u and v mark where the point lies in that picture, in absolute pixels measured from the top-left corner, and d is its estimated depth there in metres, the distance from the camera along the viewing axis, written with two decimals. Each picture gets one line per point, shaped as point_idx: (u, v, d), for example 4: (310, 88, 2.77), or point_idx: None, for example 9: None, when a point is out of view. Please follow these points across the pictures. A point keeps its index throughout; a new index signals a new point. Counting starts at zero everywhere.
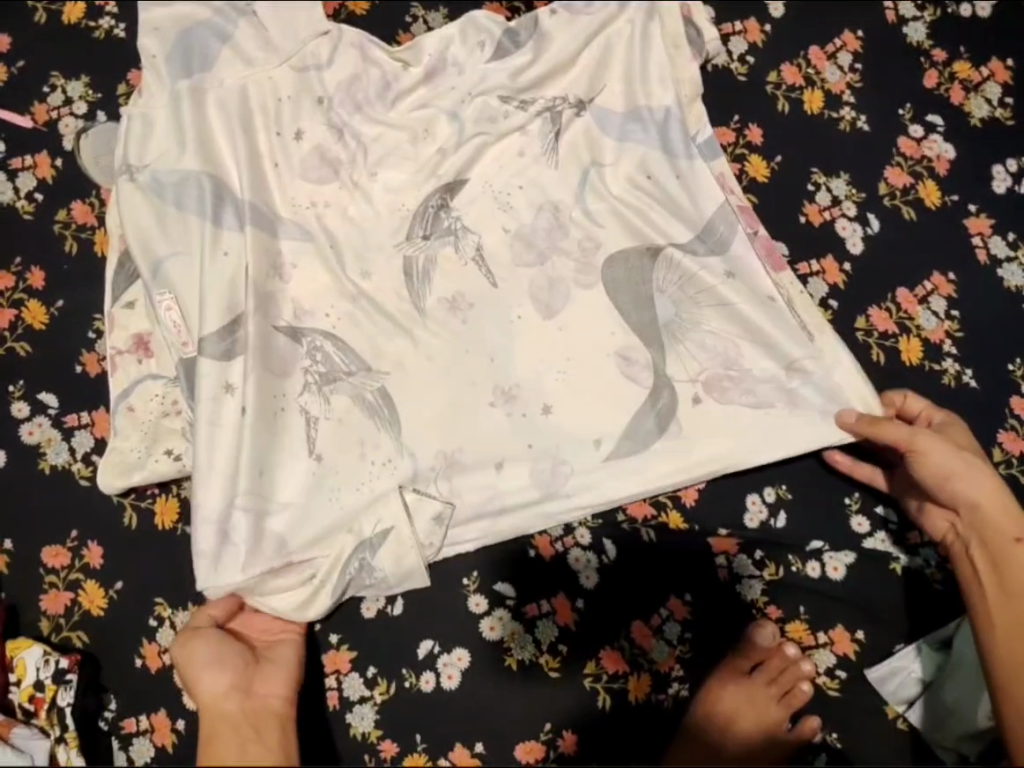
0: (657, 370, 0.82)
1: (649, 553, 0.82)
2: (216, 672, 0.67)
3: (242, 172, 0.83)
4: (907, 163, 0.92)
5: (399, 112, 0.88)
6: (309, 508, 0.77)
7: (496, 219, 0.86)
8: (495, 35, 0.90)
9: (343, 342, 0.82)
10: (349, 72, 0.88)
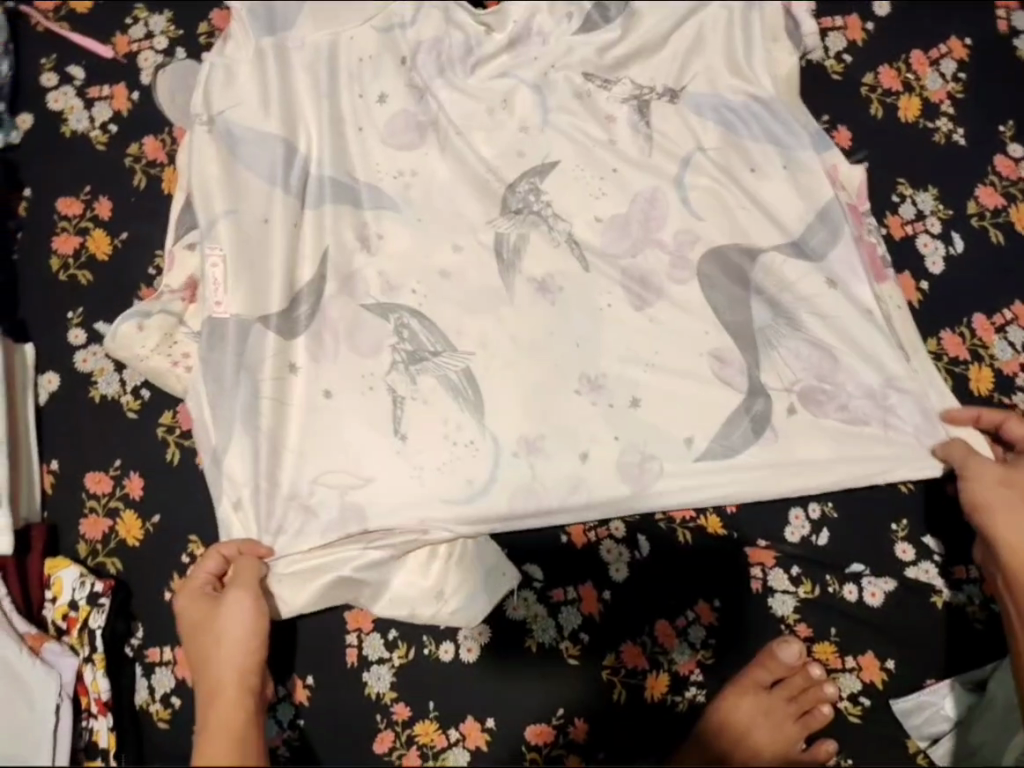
0: (752, 376, 0.81)
1: (684, 554, 0.81)
2: (236, 644, 0.64)
3: (328, 137, 0.83)
4: (1002, 183, 0.87)
5: (477, 79, 0.86)
6: (387, 486, 0.75)
7: (587, 206, 0.83)
8: (585, 7, 0.87)
9: (429, 321, 0.80)
10: (433, 34, 0.86)
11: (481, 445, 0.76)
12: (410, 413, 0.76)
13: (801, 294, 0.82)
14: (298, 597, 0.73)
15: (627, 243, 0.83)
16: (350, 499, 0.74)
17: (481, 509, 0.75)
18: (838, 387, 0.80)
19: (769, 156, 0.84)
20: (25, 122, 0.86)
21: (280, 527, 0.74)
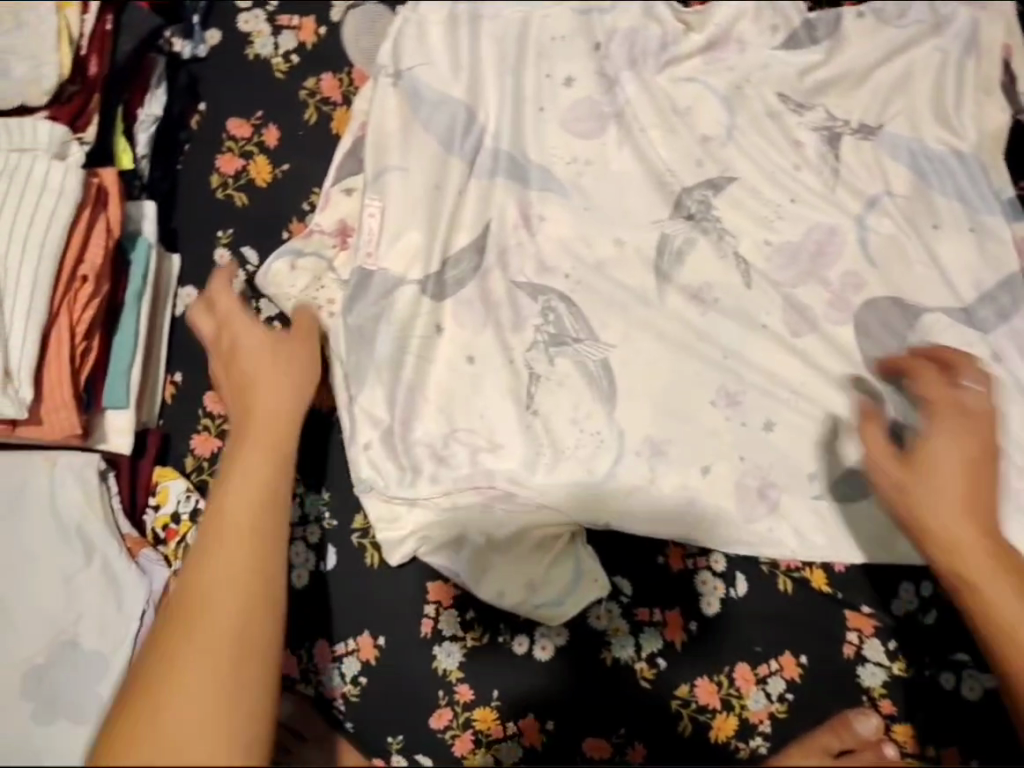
0: (896, 425, 0.78)
1: (781, 602, 0.78)
2: (290, 385, 0.66)
3: (510, 110, 0.83)
4: None
5: (666, 78, 0.84)
6: (513, 457, 0.79)
7: (756, 229, 0.81)
8: (793, 23, 0.83)
9: (576, 307, 0.81)
10: (631, 24, 0.84)
11: (607, 438, 0.79)
12: (545, 392, 0.79)
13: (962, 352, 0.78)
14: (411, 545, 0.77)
15: (792, 273, 0.81)
16: (479, 462, 0.78)
17: (599, 501, 0.77)
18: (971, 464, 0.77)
19: (956, 215, 0.80)
20: (213, 36, 0.87)
21: (411, 465, 0.78)
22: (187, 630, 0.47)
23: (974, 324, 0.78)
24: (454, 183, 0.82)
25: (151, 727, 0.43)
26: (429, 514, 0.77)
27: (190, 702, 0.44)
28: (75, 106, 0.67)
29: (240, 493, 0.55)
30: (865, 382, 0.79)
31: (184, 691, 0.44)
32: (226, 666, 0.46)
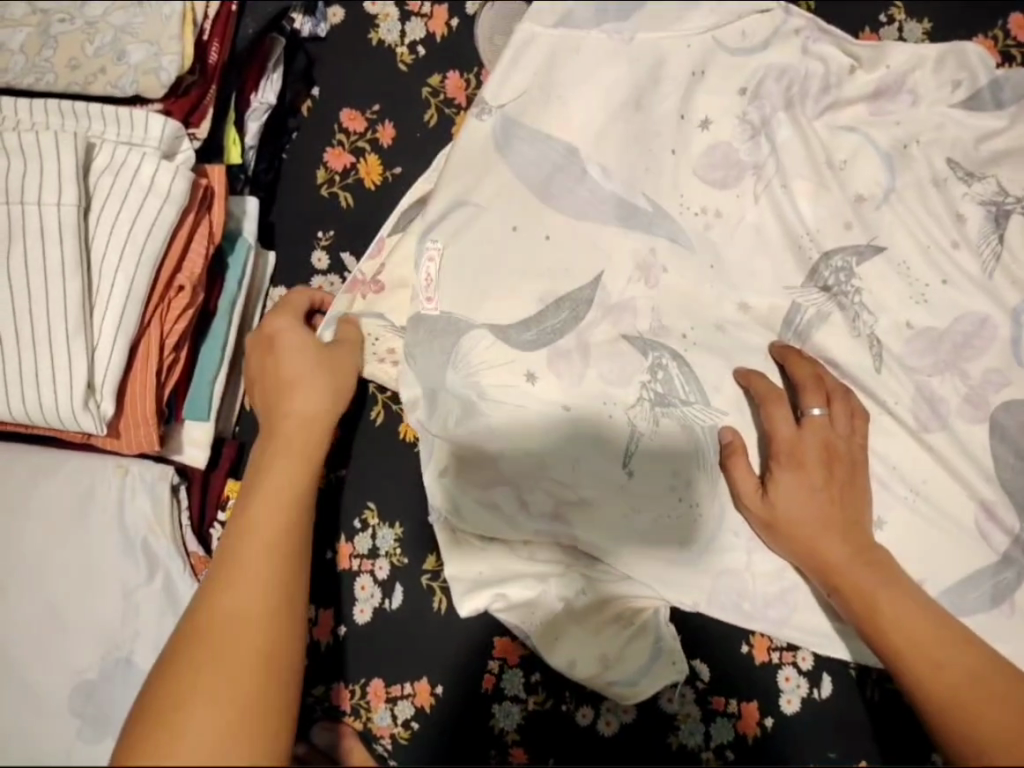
0: (1020, 541, 0.71)
1: (867, 711, 0.73)
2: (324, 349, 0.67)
3: (642, 142, 0.75)
4: None
5: (825, 124, 0.76)
6: (603, 516, 0.73)
7: (900, 306, 0.73)
8: (978, 80, 0.74)
9: (690, 368, 0.75)
10: (796, 57, 0.75)
11: (706, 512, 0.73)
12: (645, 454, 0.74)
13: None
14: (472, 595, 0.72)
15: (929, 360, 0.73)
16: (563, 520, 0.73)
17: (682, 577, 0.73)
18: None
19: None
20: (336, 15, 0.81)
21: (497, 503, 0.73)
22: (208, 619, 0.48)
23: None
24: (576, 213, 0.75)
25: (179, 707, 0.43)
26: (499, 571, 0.73)
27: (223, 690, 0.44)
28: (191, 99, 0.65)
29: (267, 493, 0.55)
30: (993, 489, 0.72)
31: (227, 689, 0.44)
32: (251, 663, 0.46)
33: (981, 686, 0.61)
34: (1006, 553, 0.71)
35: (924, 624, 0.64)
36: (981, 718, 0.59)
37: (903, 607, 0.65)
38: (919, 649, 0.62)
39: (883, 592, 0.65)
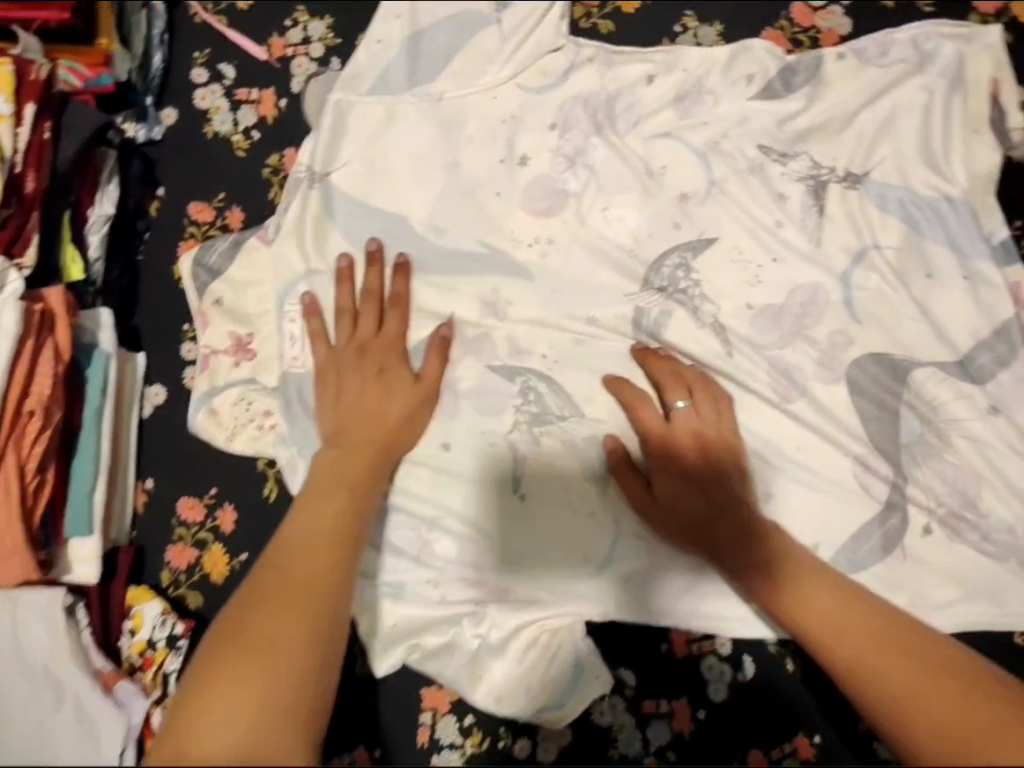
0: (896, 488, 0.76)
1: (790, 683, 0.74)
2: (362, 385, 0.73)
3: (469, 189, 0.82)
4: None
5: (637, 138, 0.82)
6: (504, 545, 0.74)
7: (739, 291, 0.78)
8: (770, 72, 0.81)
9: (561, 388, 0.77)
10: (598, 85, 0.83)
11: (603, 520, 0.75)
12: (532, 475, 0.75)
13: (961, 409, 0.76)
14: (384, 654, 0.72)
15: (775, 335, 0.78)
16: (468, 552, 0.74)
17: (586, 590, 0.74)
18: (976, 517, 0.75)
19: (951, 262, 0.77)
20: (169, 115, 0.84)
21: (399, 549, 0.74)
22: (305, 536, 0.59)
23: (970, 376, 0.77)
24: (433, 265, 0.80)
25: (267, 599, 0.53)
26: (410, 619, 0.73)
27: (297, 573, 0.55)
28: (10, 231, 0.66)
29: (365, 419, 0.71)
30: (862, 442, 0.76)
31: (311, 593, 0.54)
32: (322, 546, 0.58)
33: (886, 645, 0.59)
34: (888, 500, 0.76)
35: (883, 623, 0.60)
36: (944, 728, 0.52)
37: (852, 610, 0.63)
38: (876, 653, 0.59)
39: (784, 575, 0.66)
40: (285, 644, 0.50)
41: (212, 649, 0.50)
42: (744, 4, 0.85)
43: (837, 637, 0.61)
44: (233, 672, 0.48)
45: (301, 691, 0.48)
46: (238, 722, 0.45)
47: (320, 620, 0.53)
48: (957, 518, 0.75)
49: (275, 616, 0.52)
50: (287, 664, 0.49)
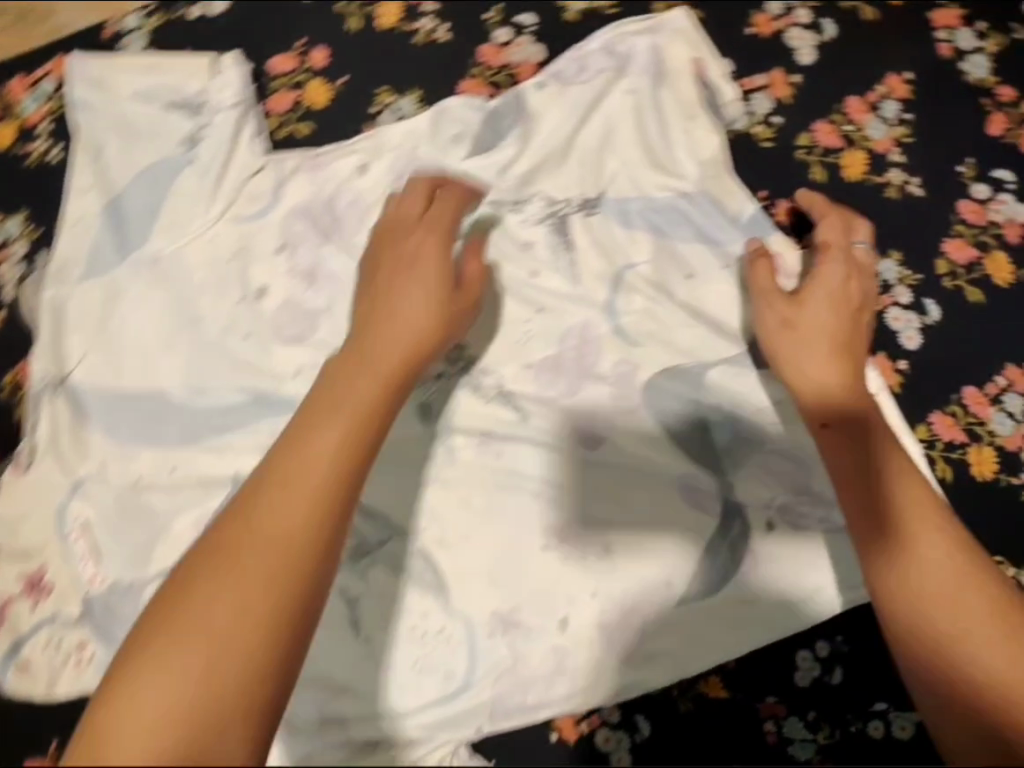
0: (727, 495, 0.74)
1: (687, 725, 0.72)
2: (365, 378, 0.58)
3: (217, 340, 0.78)
4: (971, 232, 0.76)
5: (368, 230, 0.79)
6: (362, 694, 0.70)
7: (516, 352, 0.77)
8: (475, 125, 0.78)
9: (368, 509, 0.75)
10: (311, 193, 0.79)
11: (453, 631, 0.72)
12: (369, 610, 0.72)
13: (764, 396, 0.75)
14: None
15: (562, 385, 0.76)
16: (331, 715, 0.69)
17: (460, 709, 0.70)
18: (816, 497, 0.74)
19: (707, 256, 0.76)
20: None
21: None
22: (255, 531, 0.48)
23: (761, 361, 0.75)
24: (207, 431, 0.77)
25: (228, 579, 0.46)
26: None
27: (264, 531, 0.48)
28: None
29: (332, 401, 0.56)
30: (681, 460, 0.75)
31: (183, 721, 0.42)
32: (242, 629, 0.44)
33: (976, 582, 0.57)
34: (723, 510, 0.74)
35: (993, 589, 0.57)
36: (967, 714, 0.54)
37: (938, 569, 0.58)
38: (918, 617, 0.57)
39: (897, 482, 0.62)
40: (218, 600, 0.45)
41: (200, 551, 0.47)
42: (430, 58, 0.80)
43: (907, 540, 0.59)
44: (183, 636, 0.44)
45: (269, 661, 0.45)
46: (177, 684, 0.42)
47: (287, 589, 0.46)
48: (793, 506, 0.74)
49: (227, 569, 0.46)
50: (253, 640, 0.45)
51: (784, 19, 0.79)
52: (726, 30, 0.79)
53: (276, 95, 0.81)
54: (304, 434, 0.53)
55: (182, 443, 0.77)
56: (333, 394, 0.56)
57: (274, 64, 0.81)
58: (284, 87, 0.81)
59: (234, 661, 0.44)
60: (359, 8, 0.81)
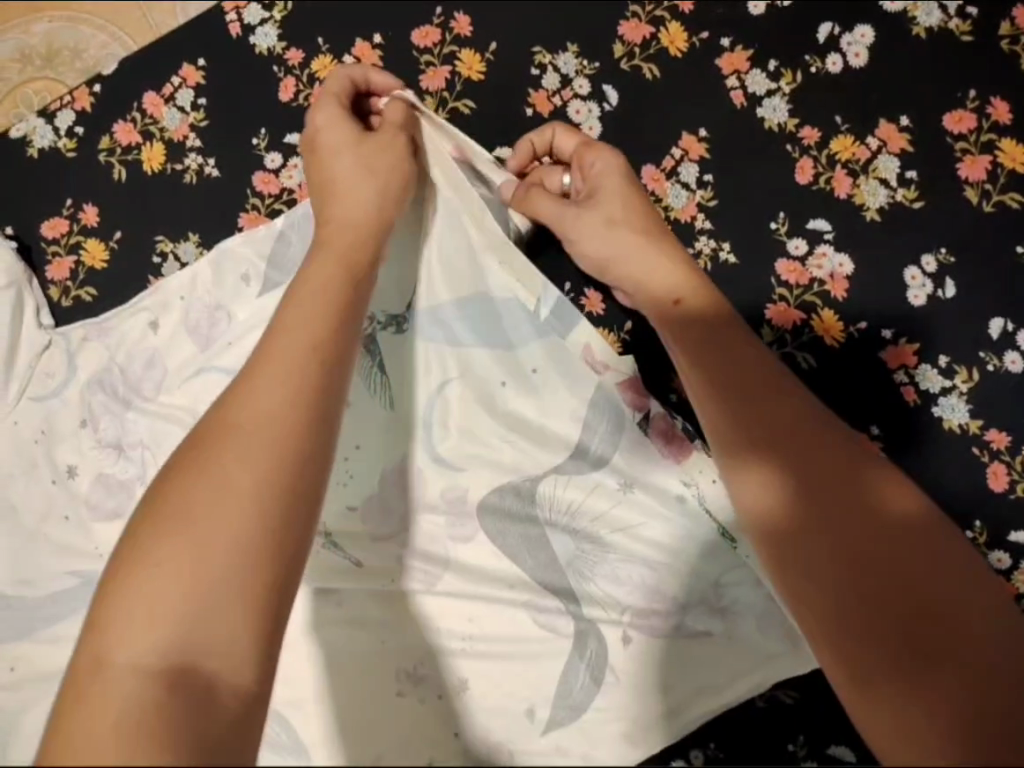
0: (577, 612, 0.68)
1: None
2: (246, 425, 0.45)
3: (35, 528, 0.72)
4: (794, 293, 0.70)
5: (171, 387, 0.72)
6: None
7: (336, 494, 0.70)
8: (260, 259, 0.72)
9: None
10: (100, 363, 0.73)
11: None
12: None
13: (602, 502, 0.69)
14: None
15: (394, 521, 0.71)
16: None
17: None
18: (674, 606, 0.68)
19: (512, 357, 0.69)
20: None
21: None
22: (140, 692, 0.38)
23: (594, 464, 0.69)
24: (40, 623, 0.70)
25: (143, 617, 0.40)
26: None
27: (181, 583, 0.41)
28: None
29: (234, 460, 0.44)
30: (524, 581, 0.69)
31: None
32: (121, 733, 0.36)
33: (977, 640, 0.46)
34: (576, 629, 0.68)
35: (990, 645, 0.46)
36: (903, 652, 0.45)
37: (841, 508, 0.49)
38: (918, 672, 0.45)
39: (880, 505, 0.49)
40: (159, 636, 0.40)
41: (91, 631, 0.40)
42: (205, 197, 0.76)
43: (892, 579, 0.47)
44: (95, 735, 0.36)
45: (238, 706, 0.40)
46: (122, 730, 0.36)
47: (218, 633, 0.40)
48: (647, 615, 0.68)
49: (142, 630, 0.39)
50: (237, 653, 0.40)
51: (562, 93, 0.73)
52: (504, 114, 0.73)
53: (53, 262, 0.76)
54: (156, 542, 0.42)
55: (17, 639, 0.70)
56: (253, 463, 0.44)
57: (43, 231, 0.76)
58: (60, 252, 0.76)
59: (217, 666, 0.40)
60: (119, 155, 0.76)
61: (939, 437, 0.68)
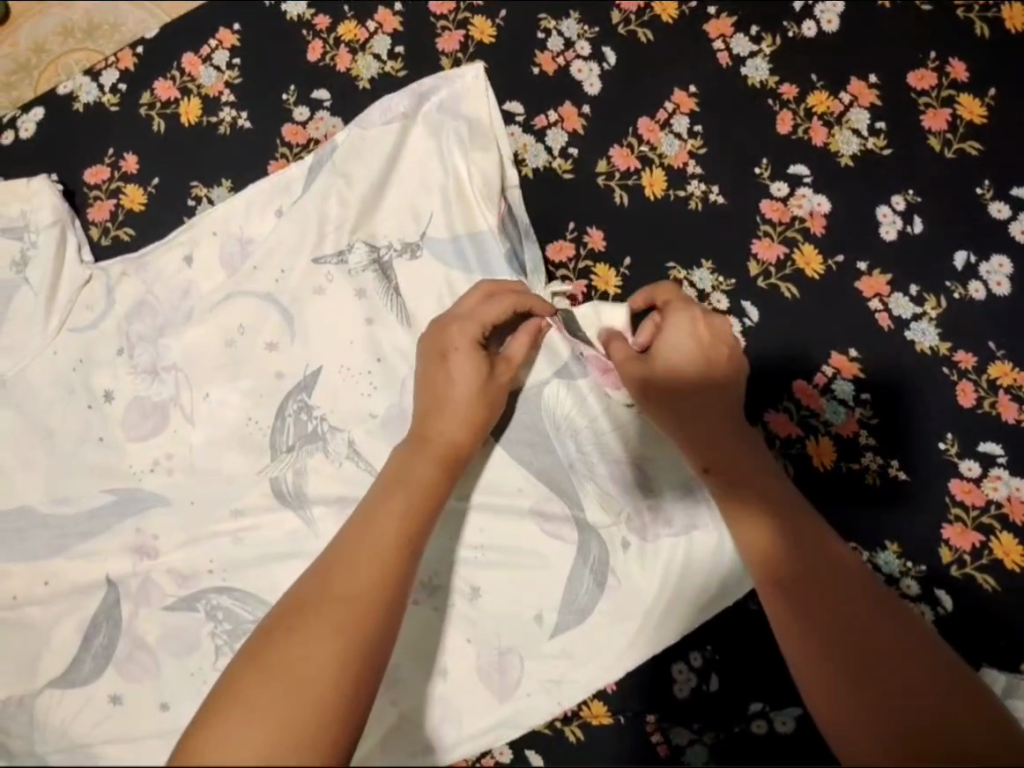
0: (581, 520, 0.73)
1: (574, 758, 0.72)
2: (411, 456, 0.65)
3: (71, 450, 0.76)
4: (777, 230, 0.76)
5: (201, 313, 0.78)
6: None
7: (358, 408, 0.75)
8: (294, 189, 0.79)
9: (242, 591, 0.72)
10: (137, 297, 0.79)
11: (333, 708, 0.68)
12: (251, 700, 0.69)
13: (600, 410, 0.74)
14: None
15: None
16: None
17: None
18: (670, 512, 0.72)
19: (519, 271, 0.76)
20: None
21: None
22: (325, 630, 0.52)
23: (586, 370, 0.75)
24: (75, 539, 0.75)
25: (281, 676, 0.49)
26: None
27: (327, 632, 0.52)
28: None
29: (385, 512, 0.60)
30: (531, 491, 0.74)
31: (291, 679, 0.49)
32: (312, 651, 0.51)
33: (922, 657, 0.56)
34: (579, 537, 0.73)
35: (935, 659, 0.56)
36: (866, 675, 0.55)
37: (856, 581, 0.61)
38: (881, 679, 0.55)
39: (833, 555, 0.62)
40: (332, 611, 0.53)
41: (277, 620, 0.53)
42: (238, 146, 0.82)
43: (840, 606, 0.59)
44: (276, 666, 0.50)
45: (362, 669, 0.52)
46: (303, 651, 0.51)
47: (343, 656, 0.51)
48: (645, 520, 0.72)
49: (318, 614, 0.53)
50: (376, 624, 0.54)
51: (566, 54, 0.81)
52: (514, 73, 0.81)
53: (94, 205, 0.82)
54: (341, 578, 0.55)
55: (53, 555, 0.74)
56: (394, 516, 0.60)
57: (87, 177, 0.83)
58: (101, 196, 0.82)
59: (371, 633, 0.53)
60: (159, 108, 0.83)
61: (911, 358, 0.74)
